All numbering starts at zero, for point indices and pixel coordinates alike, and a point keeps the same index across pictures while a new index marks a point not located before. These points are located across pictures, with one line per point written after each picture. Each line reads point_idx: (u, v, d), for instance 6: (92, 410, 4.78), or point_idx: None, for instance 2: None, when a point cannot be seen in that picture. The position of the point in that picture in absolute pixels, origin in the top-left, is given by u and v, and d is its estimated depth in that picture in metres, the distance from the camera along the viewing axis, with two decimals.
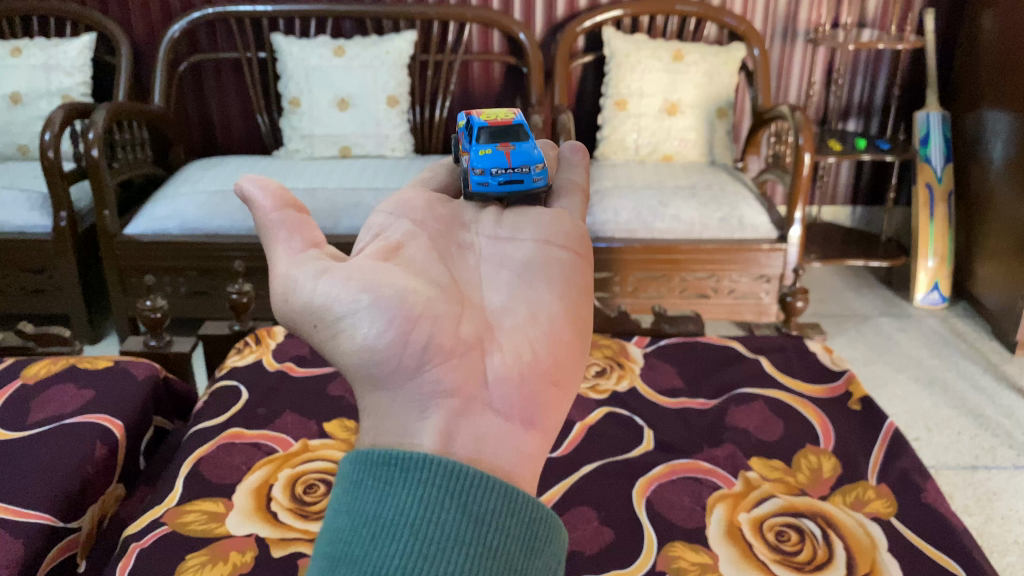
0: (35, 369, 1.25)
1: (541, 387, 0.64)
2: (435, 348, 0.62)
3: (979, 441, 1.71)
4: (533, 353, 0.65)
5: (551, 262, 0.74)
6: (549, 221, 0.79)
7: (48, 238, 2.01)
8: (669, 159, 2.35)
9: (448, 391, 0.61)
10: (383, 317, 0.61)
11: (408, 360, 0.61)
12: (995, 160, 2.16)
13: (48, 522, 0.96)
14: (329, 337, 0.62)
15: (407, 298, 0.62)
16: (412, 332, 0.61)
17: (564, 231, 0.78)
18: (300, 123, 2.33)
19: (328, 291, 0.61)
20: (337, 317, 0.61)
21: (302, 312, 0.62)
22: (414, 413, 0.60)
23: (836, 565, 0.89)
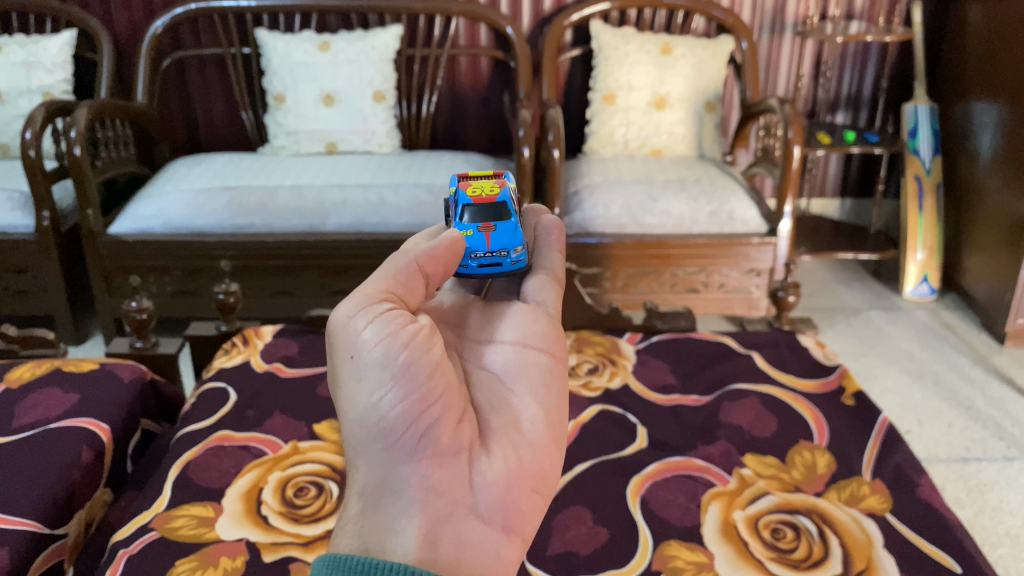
0: (19, 373, 1.23)
1: (524, 496, 0.65)
2: (433, 441, 0.63)
3: (970, 433, 1.71)
4: (517, 463, 0.66)
5: (529, 367, 0.72)
6: (522, 320, 0.76)
7: (31, 238, 1.98)
8: (658, 153, 2.34)
9: (437, 489, 0.62)
10: (403, 393, 0.62)
11: (410, 445, 0.62)
12: (983, 151, 2.16)
13: (34, 528, 0.94)
14: (350, 392, 0.63)
15: (432, 378, 0.63)
16: (423, 417, 0.62)
17: (542, 330, 0.75)
18: (286, 119, 2.31)
19: (375, 345, 0.62)
20: (369, 376, 0.62)
21: (343, 354, 0.63)
22: (402, 504, 0.61)
23: (831, 562, 0.88)
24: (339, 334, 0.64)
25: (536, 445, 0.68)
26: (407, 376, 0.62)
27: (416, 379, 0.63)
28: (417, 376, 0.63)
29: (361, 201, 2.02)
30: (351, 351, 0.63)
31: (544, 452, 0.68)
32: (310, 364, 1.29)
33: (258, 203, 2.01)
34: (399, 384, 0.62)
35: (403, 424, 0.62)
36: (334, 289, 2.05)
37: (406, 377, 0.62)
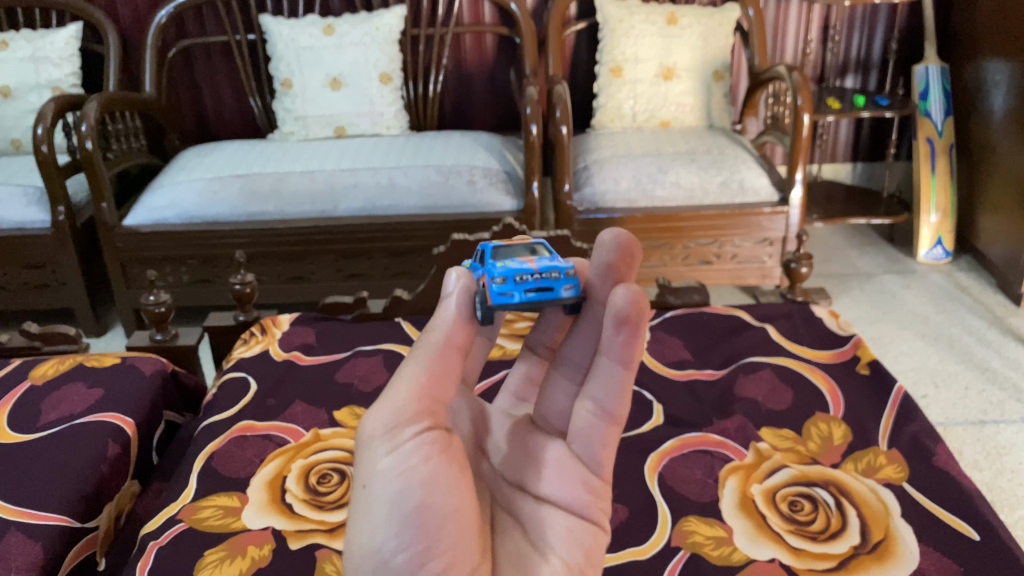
0: (43, 369, 1.25)
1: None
2: None
3: (987, 396, 1.71)
4: None
5: (552, 526, 0.67)
6: (552, 468, 0.69)
7: (47, 233, 2.00)
8: (667, 125, 2.33)
9: None
10: (405, 529, 0.57)
11: None
12: (996, 110, 2.14)
13: (66, 522, 0.97)
14: (360, 521, 0.59)
15: (444, 513, 0.58)
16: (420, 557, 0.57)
17: (576, 483, 0.68)
18: (294, 104, 2.31)
19: (394, 480, 0.58)
20: (378, 509, 0.58)
21: (366, 476, 0.60)
22: None
23: (849, 533, 0.89)
24: (365, 454, 0.60)
25: None
26: (412, 514, 0.58)
27: (421, 516, 0.58)
28: (423, 511, 0.58)
29: (370, 183, 2.02)
30: (369, 477, 0.59)
31: None
32: (328, 351, 1.31)
33: (268, 189, 2.01)
34: (401, 519, 0.57)
35: (397, 560, 0.57)
36: (349, 273, 2.07)
37: (411, 510, 0.58)
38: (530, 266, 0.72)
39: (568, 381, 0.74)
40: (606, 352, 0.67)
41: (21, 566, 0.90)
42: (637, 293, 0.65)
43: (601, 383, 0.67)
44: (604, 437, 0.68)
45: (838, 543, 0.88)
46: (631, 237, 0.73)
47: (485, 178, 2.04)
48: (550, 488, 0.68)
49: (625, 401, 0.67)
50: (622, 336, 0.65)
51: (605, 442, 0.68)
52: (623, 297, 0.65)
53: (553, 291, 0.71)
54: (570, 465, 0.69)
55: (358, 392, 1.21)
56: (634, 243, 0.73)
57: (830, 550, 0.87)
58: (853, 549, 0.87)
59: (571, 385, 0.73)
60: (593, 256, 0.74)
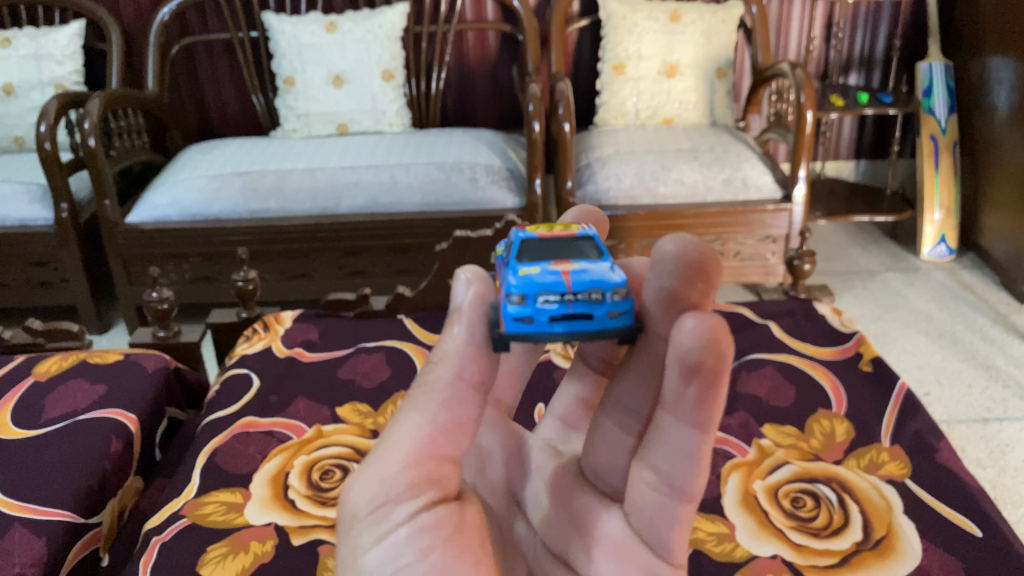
0: (46, 366, 1.25)
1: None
2: None
3: (991, 394, 1.71)
4: None
5: None
6: (602, 542, 0.61)
7: (50, 230, 2.00)
8: (669, 122, 2.33)
9: None
10: None
11: None
12: (1000, 108, 2.13)
13: (70, 518, 0.97)
14: None
15: None
16: None
17: (633, 567, 0.59)
18: (296, 102, 2.31)
19: (387, 569, 0.51)
20: None
21: (356, 555, 0.53)
22: None
23: (851, 529, 0.90)
24: (354, 530, 0.54)
25: None
26: None
27: None
28: None
29: (373, 181, 2.02)
30: (360, 558, 0.53)
31: None
32: (331, 348, 1.31)
33: (271, 186, 2.02)
34: None
35: None
36: (351, 271, 2.07)
37: None
38: (564, 281, 0.63)
39: (624, 433, 0.64)
40: (671, 409, 0.54)
41: (24, 562, 0.90)
42: (713, 330, 0.52)
43: (666, 452, 0.55)
44: (671, 518, 0.56)
45: (840, 539, 0.88)
46: (704, 252, 0.59)
47: (487, 176, 2.04)
48: (602, 574, 0.60)
49: (695, 474, 0.55)
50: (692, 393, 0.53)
51: (672, 524, 0.56)
52: (691, 338, 0.52)
53: (591, 317, 0.61)
54: (627, 544, 0.59)
55: (361, 389, 1.21)
56: (708, 259, 0.59)
57: (833, 546, 0.87)
58: (855, 546, 0.87)
59: (627, 436, 0.63)
60: (655, 271, 0.61)
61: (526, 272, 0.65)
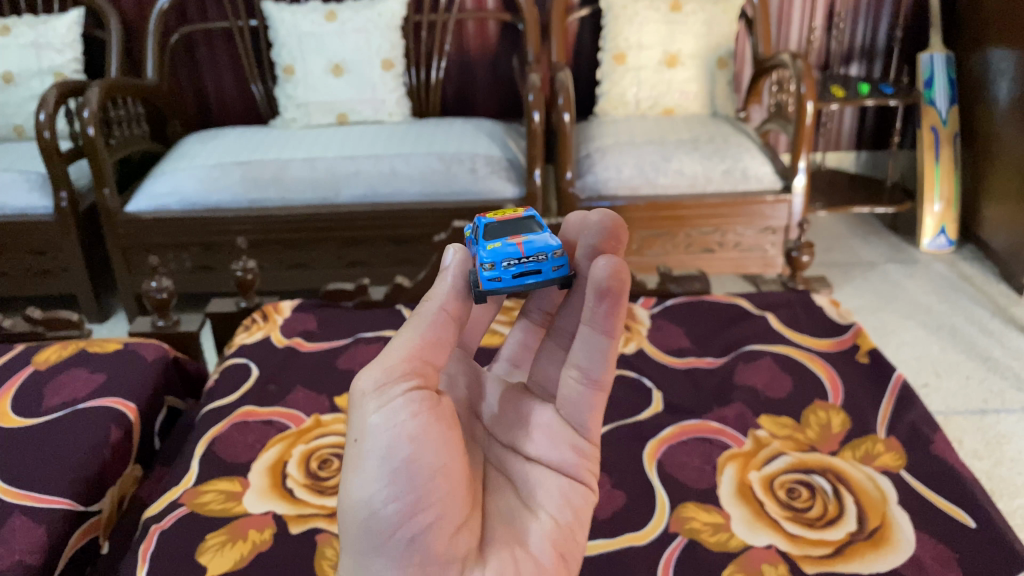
0: (46, 354, 1.25)
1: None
2: (425, 541, 0.58)
3: (988, 385, 1.71)
4: None
5: (542, 485, 0.66)
6: (539, 429, 0.68)
7: (50, 219, 2.00)
8: (670, 112, 2.33)
9: None
10: (395, 489, 0.58)
11: (398, 541, 0.58)
12: (1001, 99, 2.13)
13: (70, 506, 0.97)
14: (352, 474, 0.59)
15: (435, 473, 0.58)
16: (412, 515, 0.58)
17: (565, 445, 0.67)
18: (296, 91, 2.31)
19: (384, 439, 0.58)
20: (369, 467, 0.58)
21: (359, 428, 0.59)
22: None
23: (846, 520, 0.90)
24: (357, 408, 0.60)
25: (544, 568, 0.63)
26: (403, 475, 0.58)
27: (411, 476, 0.58)
28: (414, 471, 0.58)
29: (372, 171, 2.01)
30: (362, 432, 0.59)
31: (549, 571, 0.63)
32: (329, 338, 1.31)
33: (270, 176, 2.01)
34: (391, 479, 0.58)
35: (388, 515, 0.58)
36: (350, 261, 2.08)
37: (401, 470, 0.58)
38: (518, 246, 0.70)
39: (558, 348, 0.72)
40: (587, 322, 0.64)
41: (24, 549, 0.91)
42: (619, 263, 0.62)
43: (584, 350, 0.64)
44: (588, 403, 0.66)
45: (834, 529, 0.89)
46: (617, 218, 0.72)
47: (487, 166, 2.04)
48: (538, 447, 0.68)
49: (606, 367, 0.64)
50: (603, 307, 0.62)
51: (589, 408, 0.66)
52: (603, 267, 0.62)
53: (541, 273, 0.70)
54: (559, 428, 0.68)
55: None
56: (620, 224, 0.72)
57: (827, 536, 0.88)
58: (849, 536, 0.88)
59: (559, 352, 0.72)
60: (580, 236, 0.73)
61: (487, 244, 0.72)
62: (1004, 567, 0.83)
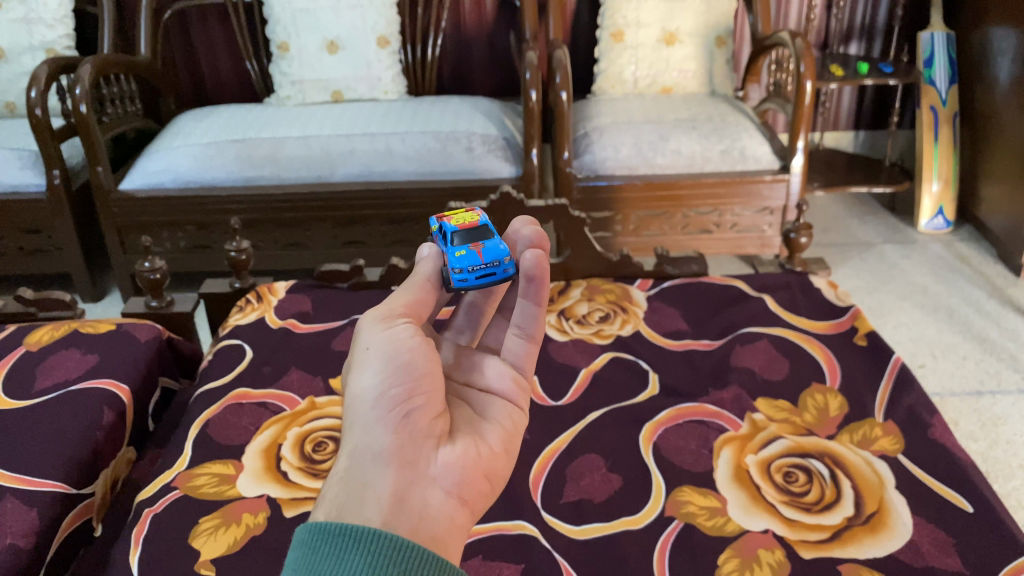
0: (38, 335, 1.24)
1: (478, 484, 0.62)
2: (416, 420, 0.62)
3: (985, 366, 1.71)
4: (475, 458, 0.63)
5: (494, 408, 0.69)
6: (490, 368, 0.72)
7: (42, 197, 1.98)
8: (668, 91, 2.30)
9: (400, 452, 0.59)
10: (395, 376, 0.63)
11: (394, 420, 0.61)
12: (1001, 79, 2.11)
13: (62, 489, 0.97)
14: (356, 376, 0.64)
15: (428, 371, 0.64)
16: (410, 401, 0.62)
17: (511, 377, 0.71)
18: (290, 68, 2.28)
19: (386, 342, 0.64)
20: (373, 363, 0.63)
21: (363, 341, 0.65)
22: (381, 467, 0.58)
23: (843, 504, 0.90)
24: (359, 333, 0.66)
25: (495, 453, 0.66)
26: (402, 365, 0.63)
27: (409, 365, 0.63)
28: (411, 364, 0.63)
29: (368, 150, 1.99)
30: (365, 342, 0.65)
31: (499, 457, 0.66)
32: (324, 319, 1.30)
33: (265, 154, 1.99)
34: (391, 369, 0.63)
35: (388, 399, 0.62)
36: (346, 240, 2.06)
37: (401, 362, 0.63)
38: (477, 253, 0.73)
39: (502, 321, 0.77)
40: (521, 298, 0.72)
41: (16, 532, 0.90)
42: (541, 256, 0.72)
43: (518, 313, 0.72)
44: (523, 356, 0.73)
45: (831, 515, 0.89)
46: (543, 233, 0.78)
47: (484, 145, 2.02)
48: (488, 381, 0.71)
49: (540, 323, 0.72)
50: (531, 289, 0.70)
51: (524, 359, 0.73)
52: (530, 258, 0.71)
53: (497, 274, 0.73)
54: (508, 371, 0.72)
55: None
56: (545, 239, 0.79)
57: (824, 521, 0.89)
58: (846, 521, 0.88)
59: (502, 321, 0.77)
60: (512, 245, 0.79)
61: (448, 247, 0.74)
62: (1000, 553, 0.84)
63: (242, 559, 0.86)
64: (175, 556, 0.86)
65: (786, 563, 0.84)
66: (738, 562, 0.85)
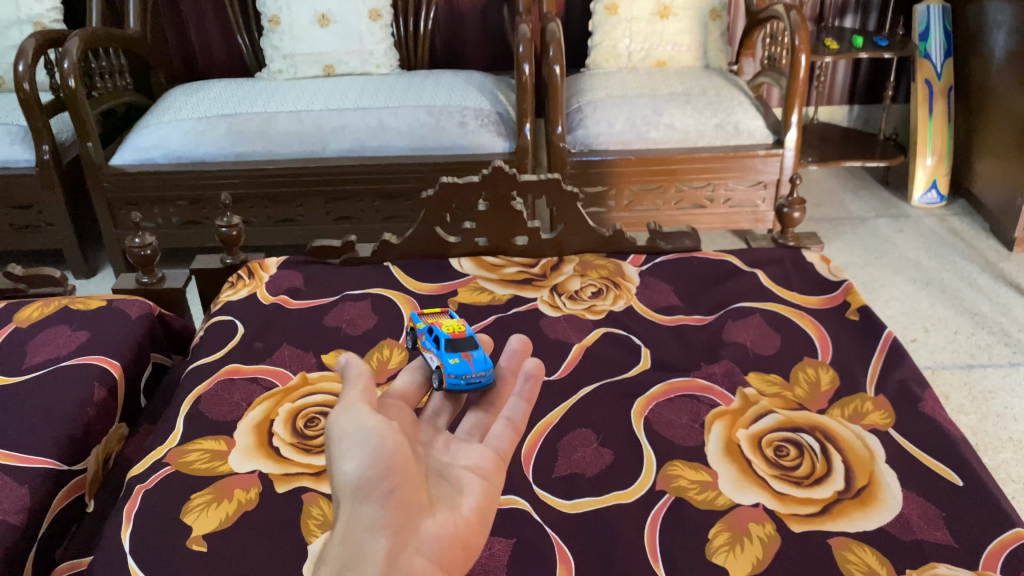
0: (28, 312, 1.23)
1: (457, 550, 0.58)
2: (403, 494, 0.56)
3: (976, 340, 1.71)
4: (455, 526, 0.59)
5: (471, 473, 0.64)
6: (467, 444, 0.66)
7: (32, 173, 1.97)
8: (662, 65, 2.29)
9: (389, 526, 0.54)
10: (377, 462, 0.56)
11: (383, 496, 0.55)
12: (997, 52, 2.10)
13: (52, 466, 0.97)
14: (337, 455, 0.57)
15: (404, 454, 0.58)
16: (393, 481, 0.56)
17: (487, 446, 0.67)
18: (281, 42, 2.25)
19: (367, 428, 0.58)
20: (353, 445, 0.57)
21: (341, 424, 0.59)
22: (374, 539, 0.54)
23: (833, 478, 0.91)
24: (339, 414, 0.60)
25: (472, 516, 0.60)
26: (382, 453, 0.57)
27: (389, 451, 0.57)
28: (392, 450, 0.57)
29: (360, 125, 1.98)
30: (346, 423, 0.59)
31: (476, 518, 0.61)
32: (315, 295, 1.29)
33: (257, 129, 1.98)
34: (373, 450, 0.57)
35: (374, 480, 0.55)
36: (338, 216, 2.05)
37: (380, 447, 0.57)
38: (468, 361, 0.79)
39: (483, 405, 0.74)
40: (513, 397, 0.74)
41: (8, 509, 0.91)
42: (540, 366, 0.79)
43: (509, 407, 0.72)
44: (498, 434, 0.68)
45: (821, 489, 0.90)
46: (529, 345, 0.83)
47: (477, 119, 2.00)
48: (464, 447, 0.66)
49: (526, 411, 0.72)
50: (525, 388, 0.75)
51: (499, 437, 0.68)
52: (529, 364, 0.78)
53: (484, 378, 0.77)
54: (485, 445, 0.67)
55: (347, 336, 1.19)
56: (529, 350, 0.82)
57: (814, 495, 0.89)
58: (836, 495, 0.89)
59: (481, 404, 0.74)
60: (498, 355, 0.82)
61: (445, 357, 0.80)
62: (988, 528, 0.85)
63: (234, 535, 0.86)
64: (167, 532, 0.87)
65: (776, 536, 0.85)
66: (729, 536, 0.86)
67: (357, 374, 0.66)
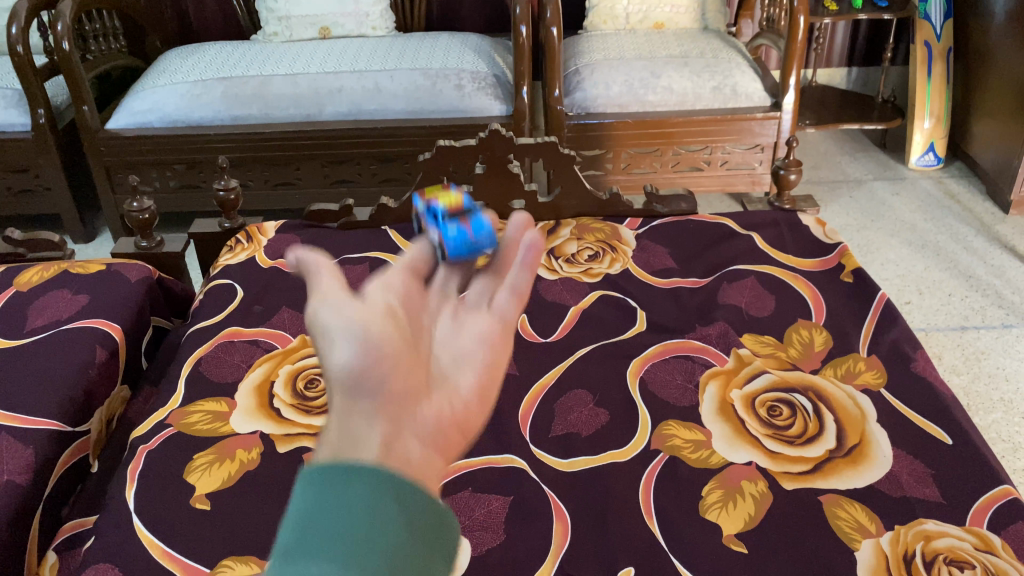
0: (28, 275, 1.24)
1: (458, 434, 0.46)
2: (396, 380, 0.45)
3: (970, 302, 1.72)
4: (458, 409, 0.47)
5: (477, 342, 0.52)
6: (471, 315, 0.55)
7: (28, 137, 1.96)
8: (661, 27, 2.27)
9: (381, 410, 0.43)
10: (367, 341, 0.45)
11: (373, 380, 0.44)
12: (997, 13, 2.08)
13: (56, 427, 0.99)
14: (318, 343, 0.46)
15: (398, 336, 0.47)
16: (387, 365, 0.45)
17: (495, 314, 0.55)
18: (277, 4, 2.23)
19: (350, 308, 0.47)
20: (336, 330, 0.45)
21: (319, 305, 0.47)
22: (364, 428, 0.42)
23: (825, 437, 0.93)
24: (315, 297, 0.48)
25: (478, 397, 0.49)
26: (372, 335, 0.46)
27: (381, 335, 0.46)
28: (383, 331, 0.46)
29: (356, 88, 1.97)
30: (325, 306, 0.47)
31: (484, 400, 0.49)
32: None
33: (253, 92, 1.97)
34: (362, 332, 0.45)
35: (364, 365, 0.45)
36: (336, 179, 2.05)
37: (369, 327, 0.46)
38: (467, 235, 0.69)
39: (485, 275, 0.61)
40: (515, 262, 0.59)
41: (14, 469, 0.93)
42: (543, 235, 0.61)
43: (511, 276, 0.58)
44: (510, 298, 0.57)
45: (813, 448, 0.91)
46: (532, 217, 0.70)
47: (473, 82, 1.99)
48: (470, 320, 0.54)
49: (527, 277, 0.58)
50: (532, 256, 0.60)
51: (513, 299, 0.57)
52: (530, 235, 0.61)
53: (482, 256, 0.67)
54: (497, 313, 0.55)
55: None
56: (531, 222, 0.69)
57: (806, 453, 0.91)
58: (828, 453, 0.91)
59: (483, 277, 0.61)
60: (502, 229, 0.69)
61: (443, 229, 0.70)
62: (975, 484, 0.87)
63: (237, 494, 0.88)
64: (172, 491, 0.88)
65: (768, 494, 0.87)
66: (721, 493, 0.88)
67: (322, 258, 0.52)
